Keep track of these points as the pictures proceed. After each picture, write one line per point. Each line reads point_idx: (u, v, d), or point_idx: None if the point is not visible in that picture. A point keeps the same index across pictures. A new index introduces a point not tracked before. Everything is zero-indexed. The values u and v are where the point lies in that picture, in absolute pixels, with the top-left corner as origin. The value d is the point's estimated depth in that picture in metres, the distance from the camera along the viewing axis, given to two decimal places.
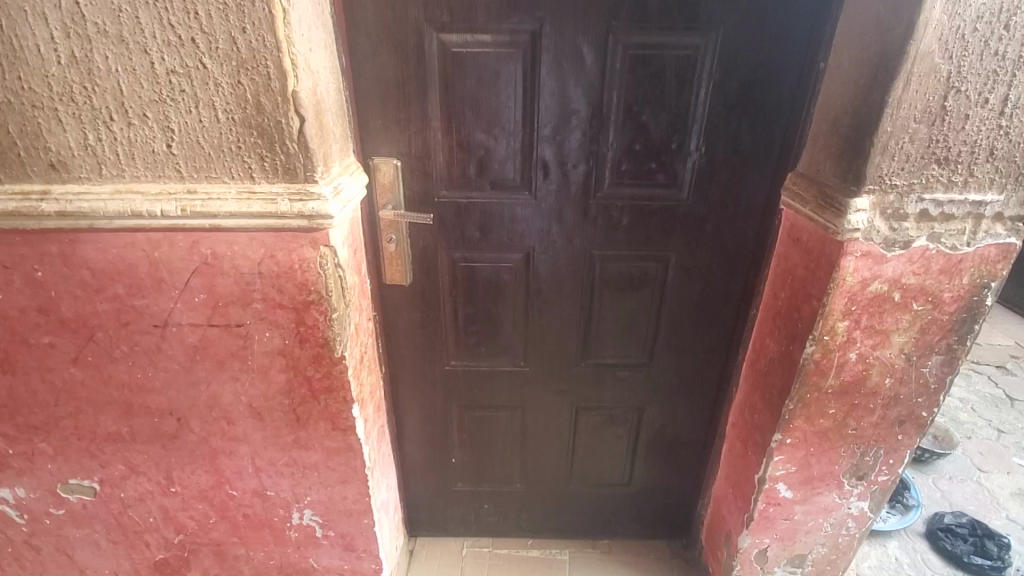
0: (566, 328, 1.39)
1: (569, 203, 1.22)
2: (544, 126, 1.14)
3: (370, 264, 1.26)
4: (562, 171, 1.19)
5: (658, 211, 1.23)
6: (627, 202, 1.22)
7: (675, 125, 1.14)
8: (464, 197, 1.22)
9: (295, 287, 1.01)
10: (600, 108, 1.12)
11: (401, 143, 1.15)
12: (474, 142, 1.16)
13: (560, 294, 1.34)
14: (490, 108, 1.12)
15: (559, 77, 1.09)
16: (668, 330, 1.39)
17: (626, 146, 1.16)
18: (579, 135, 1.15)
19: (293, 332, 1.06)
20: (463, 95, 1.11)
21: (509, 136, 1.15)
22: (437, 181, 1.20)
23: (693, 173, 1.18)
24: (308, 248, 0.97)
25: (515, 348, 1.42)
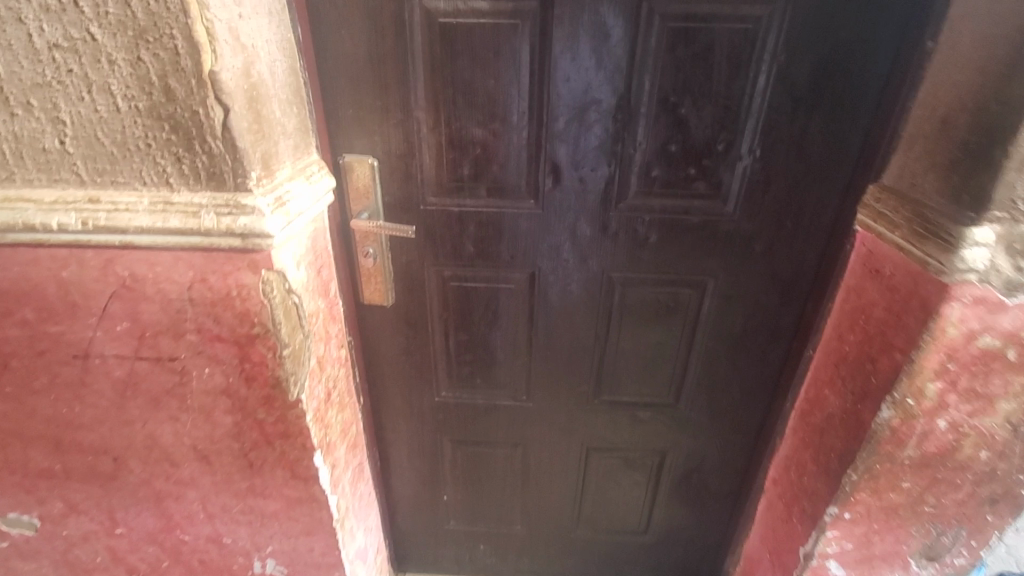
0: (577, 360, 1.17)
1: (584, 216, 0.99)
2: (555, 121, 0.91)
3: (344, 284, 1.05)
4: (576, 177, 0.96)
5: (695, 228, 0.99)
6: (657, 215, 0.98)
7: (722, 122, 0.89)
8: (455, 205, 1.00)
9: (234, 318, 0.81)
10: (626, 99, 0.89)
11: (378, 139, 0.94)
12: (467, 139, 0.93)
13: (571, 321, 1.12)
14: (487, 97, 0.89)
15: (575, 59, 0.86)
16: (700, 368, 1.16)
17: (658, 148, 0.92)
18: (599, 133, 0.92)
19: (236, 369, 0.86)
20: (453, 79, 0.88)
21: (511, 132, 0.92)
22: (422, 185, 0.98)
23: (742, 183, 0.94)
24: (246, 272, 0.77)
25: (516, 380, 1.21)
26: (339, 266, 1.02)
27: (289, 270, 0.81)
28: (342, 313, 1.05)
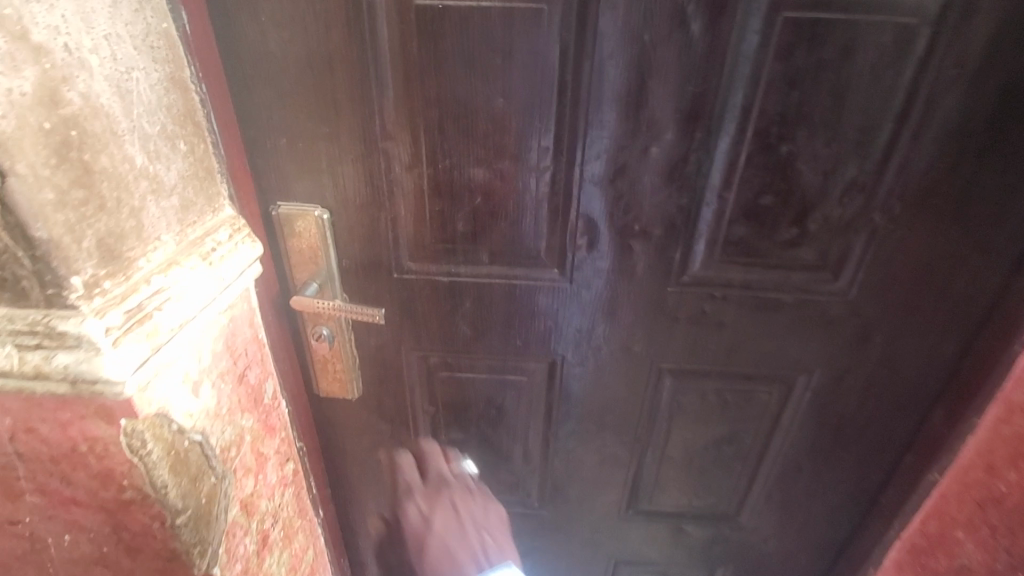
0: (609, 466, 0.87)
1: (629, 291, 0.69)
2: (594, 160, 0.60)
3: (286, 376, 0.74)
4: (621, 238, 0.65)
5: (789, 309, 0.69)
6: (735, 292, 0.68)
7: (845, 165, 0.60)
8: (444, 274, 0.69)
9: (91, 479, 0.51)
10: (704, 129, 0.58)
11: (328, 183, 0.63)
12: (461, 185, 0.62)
13: (603, 421, 0.82)
14: (492, 124, 0.58)
15: (631, 68, 0.55)
16: (773, 479, 0.86)
17: (747, 201, 0.62)
18: (660, 179, 0.61)
19: (110, 538, 0.57)
20: (439, 96, 0.57)
21: (527, 175, 0.61)
22: (396, 248, 0.67)
23: (864, 250, 0.65)
24: (96, 422, 0.47)
25: (526, 488, 0.91)
26: (277, 356, 0.70)
27: (171, 409, 0.51)
28: (287, 416, 0.74)
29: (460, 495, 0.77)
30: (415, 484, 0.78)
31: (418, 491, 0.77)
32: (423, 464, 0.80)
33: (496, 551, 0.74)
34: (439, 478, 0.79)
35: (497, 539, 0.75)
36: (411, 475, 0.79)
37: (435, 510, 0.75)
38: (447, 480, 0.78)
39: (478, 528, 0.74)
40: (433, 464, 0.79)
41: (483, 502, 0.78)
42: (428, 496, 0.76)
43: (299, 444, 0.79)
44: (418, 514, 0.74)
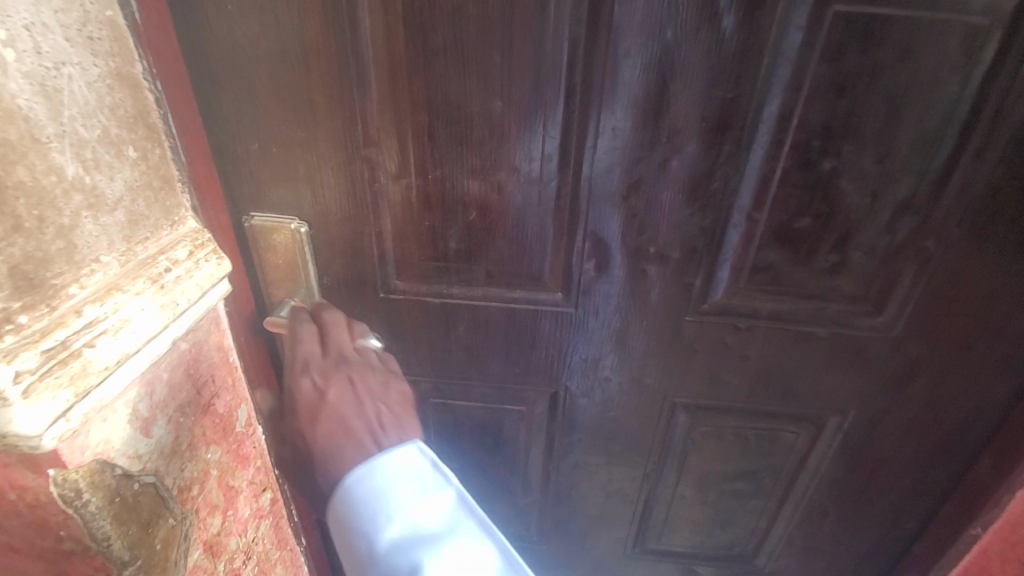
0: (614, 503, 0.80)
1: (641, 318, 0.62)
2: (606, 174, 0.53)
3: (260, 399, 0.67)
4: (634, 261, 0.58)
5: (822, 343, 0.61)
6: (762, 323, 0.60)
7: (895, 185, 0.51)
8: (435, 295, 0.62)
9: (25, 528, 0.45)
10: (733, 142, 0.50)
11: (306, 193, 0.56)
12: (454, 198, 0.55)
13: (609, 455, 0.75)
14: (489, 129, 0.51)
15: (650, 70, 0.48)
16: (795, 523, 0.79)
17: (779, 223, 0.54)
18: (680, 196, 0.53)
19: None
20: (428, 98, 0.50)
21: (529, 188, 0.54)
22: (382, 265, 0.60)
23: (911, 282, 0.57)
24: (24, 470, 0.41)
25: (523, 520, 0.84)
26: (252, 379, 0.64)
27: (112, 453, 0.45)
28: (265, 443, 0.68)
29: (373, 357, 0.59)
30: (311, 357, 0.56)
31: (315, 363, 0.56)
32: (320, 335, 0.58)
33: (393, 421, 0.55)
34: (337, 353, 0.57)
35: (399, 406, 0.57)
36: (308, 339, 0.57)
37: (333, 383, 0.55)
38: (347, 355, 0.58)
39: (376, 400, 0.56)
40: (333, 338, 0.58)
41: (391, 382, 0.58)
42: (324, 369, 0.56)
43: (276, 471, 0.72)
44: (313, 386, 0.55)
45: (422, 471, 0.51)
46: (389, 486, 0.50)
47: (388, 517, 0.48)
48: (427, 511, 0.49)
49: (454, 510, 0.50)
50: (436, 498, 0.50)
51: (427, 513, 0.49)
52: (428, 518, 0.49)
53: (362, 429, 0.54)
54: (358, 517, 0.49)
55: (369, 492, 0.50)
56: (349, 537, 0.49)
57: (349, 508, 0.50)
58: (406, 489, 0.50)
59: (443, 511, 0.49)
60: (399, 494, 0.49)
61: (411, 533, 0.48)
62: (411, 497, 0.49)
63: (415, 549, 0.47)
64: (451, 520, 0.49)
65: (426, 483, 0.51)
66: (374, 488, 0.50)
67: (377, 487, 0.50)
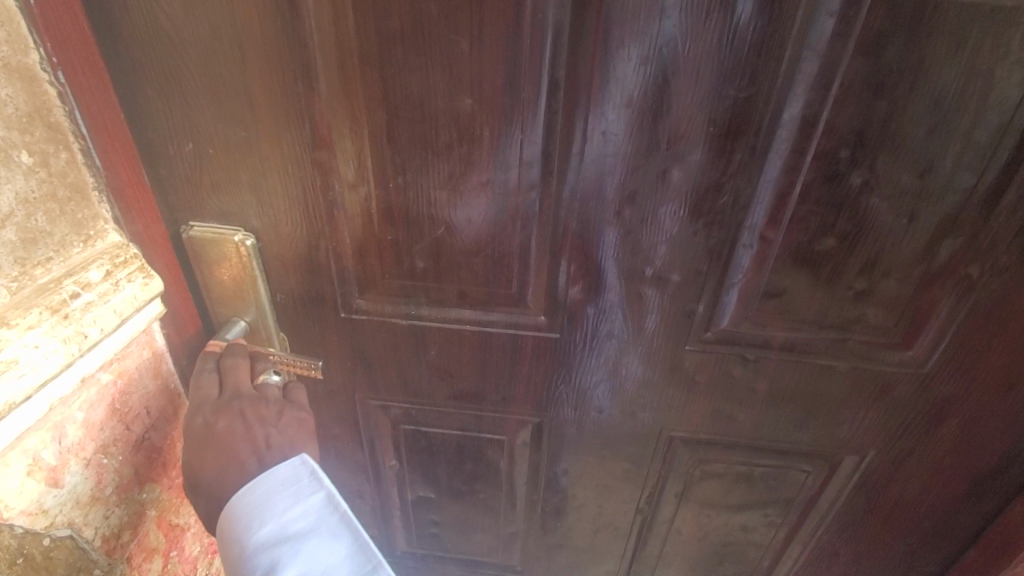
0: (605, 536, 0.74)
1: (635, 346, 0.55)
2: (596, 185, 0.45)
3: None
4: (628, 284, 0.50)
5: (841, 377, 0.54)
6: (775, 354, 0.53)
7: (938, 202, 0.44)
8: (401, 316, 0.55)
9: None
10: (747, 149, 0.42)
11: (253, 202, 0.49)
12: (420, 210, 0.48)
13: (599, 488, 0.68)
14: (459, 133, 0.43)
15: (648, 65, 0.40)
16: (802, 562, 0.72)
17: (799, 244, 0.46)
18: (683, 211, 0.46)
19: None
20: (386, 95, 0.42)
21: (506, 200, 0.47)
22: (343, 283, 0.53)
23: (948, 313, 0.49)
24: None
25: (507, 550, 0.78)
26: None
27: (7, 512, 0.39)
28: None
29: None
30: (207, 398, 0.49)
31: (209, 399, 0.48)
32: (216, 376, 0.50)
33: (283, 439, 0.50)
34: (238, 384, 0.50)
35: (295, 435, 0.51)
36: (203, 381, 0.49)
37: (222, 416, 0.48)
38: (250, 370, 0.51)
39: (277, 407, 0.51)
40: (231, 371, 0.50)
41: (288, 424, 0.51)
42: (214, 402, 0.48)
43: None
44: (202, 422, 0.48)
45: (296, 478, 0.48)
46: (258, 493, 0.47)
47: (256, 522, 0.46)
48: (294, 518, 0.46)
49: (323, 513, 0.47)
50: (306, 506, 0.47)
51: (295, 518, 0.46)
52: (295, 523, 0.46)
53: (247, 456, 0.48)
54: (227, 521, 0.46)
55: (238, 495, 0.47)
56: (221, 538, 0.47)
57: (222, 513, 0.47)
58: (278, 502, 0.47)
59: (311, 515, 0.47)
60: (270, 500, 0.47)
61: (277, 537, 0.46)
62: (280, 503, 0.47)
63: (277, 552, 0.45)
64: (317, 523, 0.47)
65: (299, 489, 0.48)
66: (245, 494, 0.46)
67: (246, 492, 0.47)
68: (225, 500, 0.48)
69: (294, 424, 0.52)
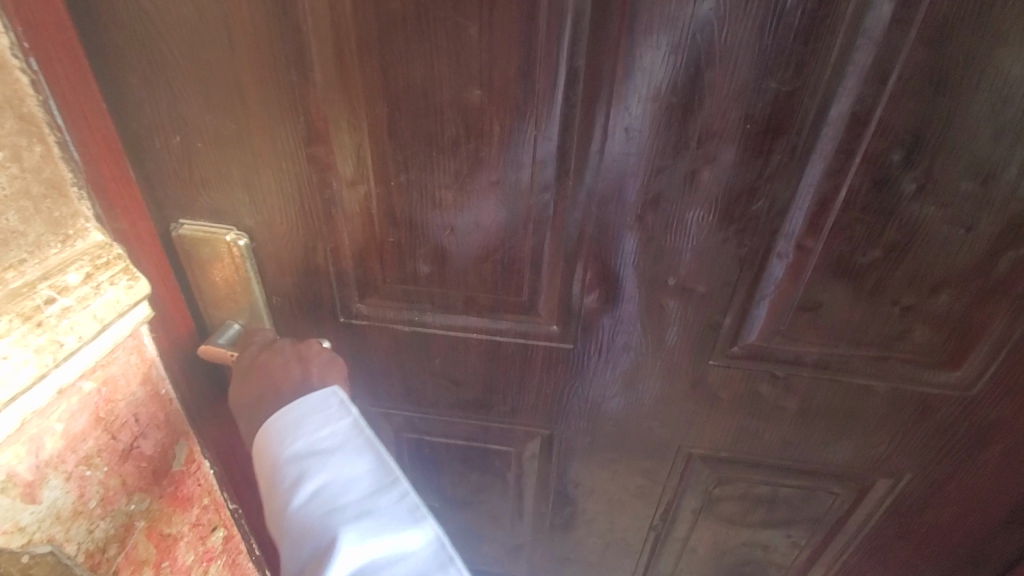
0: (615, 551, 0.70)
1: (654, 359, 0.51)
2: (616, 187, 0.41)
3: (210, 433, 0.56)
4: (648, 293, 0.46)
5: (879, 397, 0.50)
6: (807, 371, 0.49)
7: (1001, 211, 0.39)
8: (403, 322, 0.52)
9: None
10: (787, 148, 0.38)
11: (245, 200, 0.45)
12: (424, 210, 0.44)
13: (610, 503, 0.65)
14: (466, 128, 0.39)
15: (679, 54, 0.35)
16: None
17: (840, 254, 0.42)
18: (712, 217, 0.41)
19: None
20: (386, 85, 0.38)
21: (516, 202, 0.43)
22: (342, 286, 0.50)
23: (1003, 332, 0.44)
24: None
25: (513, 561, 0.75)
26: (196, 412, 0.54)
27: None
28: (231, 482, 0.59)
29: (282, 373, 0.48)
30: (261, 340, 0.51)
31: (258, 343, 0.51)
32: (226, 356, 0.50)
33: None
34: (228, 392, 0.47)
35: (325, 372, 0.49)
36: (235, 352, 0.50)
37: (266, 350, 0.49)
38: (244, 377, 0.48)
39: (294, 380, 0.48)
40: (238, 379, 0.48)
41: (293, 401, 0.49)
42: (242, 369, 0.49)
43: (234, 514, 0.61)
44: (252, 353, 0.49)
45: (324, 403, 0.46)
46: (287, 411, 0.45)
47: (286, 438, 0.45)
48: (320, 437, 0.44)
49: (348, 434, 0.45)
50: (333, 427, 0.45)
51: (322, 438, 0.44)
52: (321, 440, 0.44)
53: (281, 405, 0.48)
54: (262, 443, 0.45)
55: (271, 419, 0.46)
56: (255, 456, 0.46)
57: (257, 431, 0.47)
58: (307, 425, 0.45)
59: (337, 436, 0.44)
60: (300, 423, 0.45)
61: (304, 456, 0.44)
62: (308, 422, 0.45)
63: (304, 464, 0.43)
64: (342, 442, 0.44)
65: (327, 411, 0.46)
66: (277, 416, 0.45)
67: (278, 412, 0.46)
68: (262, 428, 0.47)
69: (329, 364, 0.50)
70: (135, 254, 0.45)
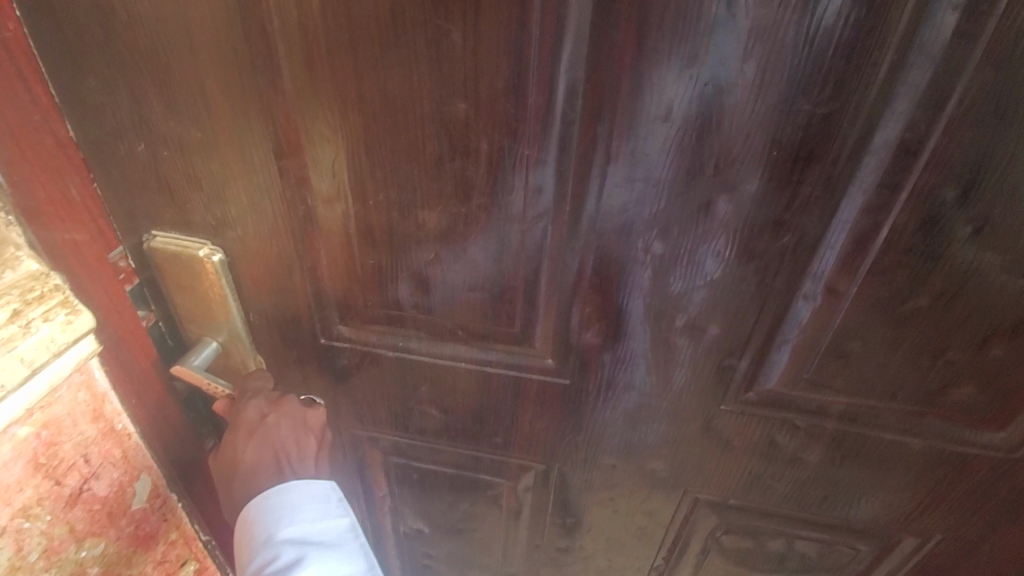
0: None
1: (659, 400, 0.46)
2: (620, 216, 0.36)
3: (179, 457, 0.52)
4: (653, 332, 0.42)
5: (912, 454, 0.44)
6: (832, 423, 0.44)
7: None
8: (387, 349, 0.48)
9: None
10: (821, 179, 0.33)
11: (217, 215, 0.42)
12: (405, 233, 0.40)
13: (608, 542, 0.61)
14: (450, 146, 0.35)
15: (695, 68, 0.30)
16: None
17: (877, 300, 0.36)
18: (729, 252, 0.36)
19: None
20: (361, 96, 0.34)
21: (507, 227, 0.38)
22: (321, 309, 0.46)
23: None
24: None
25: None
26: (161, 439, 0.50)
27: None
28: (207, 506, 0.55)
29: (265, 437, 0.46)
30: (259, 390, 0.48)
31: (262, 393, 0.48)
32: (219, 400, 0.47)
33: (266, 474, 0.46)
34: None
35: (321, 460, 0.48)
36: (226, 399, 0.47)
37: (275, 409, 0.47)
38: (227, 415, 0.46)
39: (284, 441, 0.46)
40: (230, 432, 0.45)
41: (264, 435, 0.46)
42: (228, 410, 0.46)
43: (210, 541, 0.57)
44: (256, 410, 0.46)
45: (325, 496, 0.47)
46: (292, 492, 0.45)
47: (285, 520, 0.44)
48: (319, 528, 0.45)
49: (345, 534, 0.46)
50: (332, 522, 0.46)
51: (320, 530, 0.45)
52: (319, 531, 0.45)
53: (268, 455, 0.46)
54: (255, 517, 0.44)
55: (268, 493, 0.45)
56: (239, 528, 0.45)
57: (251, 500, 0.45)
58: (308, 512, 0.45)
59: (335, 534, 0.45)
60: (300, 507, 0.45)
61: (301, 543, 0.43)
62: (310, 508, 0.45)
63: (302, 551, 0.43)
64: (338, 541, 0.45)
65: (327, 505, 0.46)
66: (279, 492, 0.45)
67: (279, 489, 0.45)
68: (252, 499, 0.45)
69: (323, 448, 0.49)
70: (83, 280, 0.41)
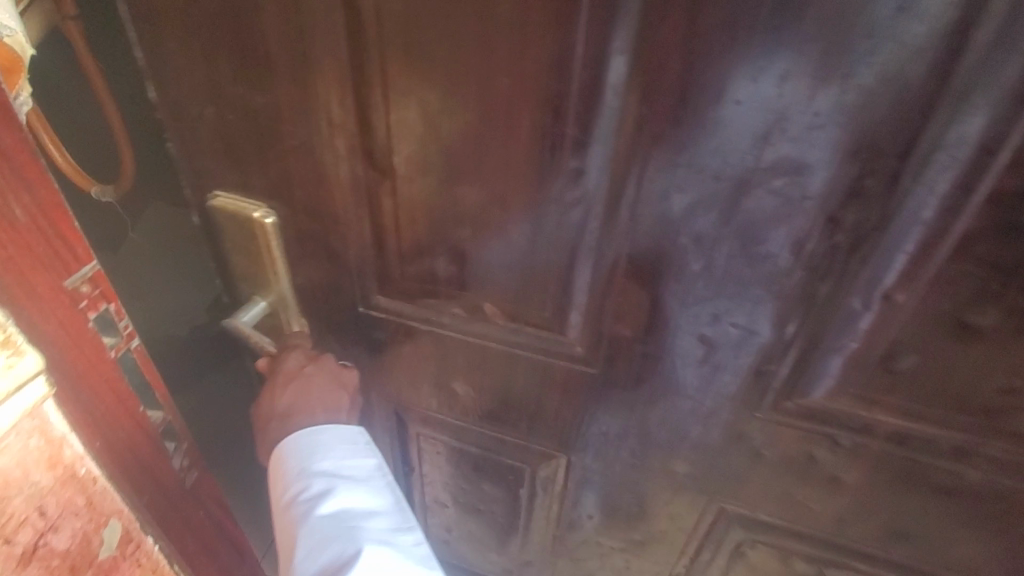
0: None
1: (689, 401, 0.44)
2: (660, 206, 0.35)
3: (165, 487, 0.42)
4: (687, 330, 0.40)
5: (967, 490, 0.40)
6: (877, 444, 0.41)
7: None
8: (420, 322, 0.49)
9: None
10: (884, 176, 0.30)
11: (273, 181, 0.44)
12: (445, 209, 0.40)
13: (626, 541, 0.59)
14: (493, 125, 0.35)
15: (750, 55, 0.29)
16: None
17: (939, 316, 0.33)
18: (773, 251, 0.35)
19: None
20: (411, 71, 0.35)
21: (544, 210, 0.38)
22: (361, 279, 0.48)
23: None
24: None
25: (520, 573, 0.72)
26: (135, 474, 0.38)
27: None
28: None
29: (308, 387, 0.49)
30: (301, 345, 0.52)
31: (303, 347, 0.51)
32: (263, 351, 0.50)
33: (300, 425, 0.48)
34: None
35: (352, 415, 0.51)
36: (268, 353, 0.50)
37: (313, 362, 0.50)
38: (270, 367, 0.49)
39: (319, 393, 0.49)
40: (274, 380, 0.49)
41: (301, 382, 0.49)
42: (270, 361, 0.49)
43: None
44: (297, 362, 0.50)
45: (353, 439, 0.48)
46: (321, 433, 0.48)
47: (316, 455, 0.46)
48: (347, 465, 0.47)
49: (373, 472, 0.47)
50: (360, 461, 0.47)
51: (349, 466, 0.46)
52: (348, 468, 0.47)
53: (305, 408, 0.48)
54: (288, 454, 0.47)
55: (299, 433, 0.47)
56: (274, 462, 0.48)
57: (285, 440, 0.48)
58: (337, 450, 0.47)
59: (363, 470, 0.47)
60: (330, 445, 0.47)
61: (331, 475, 0.46)
62: (339, 446, 0.47)
63: (332, 482, 0.45)
64: (367, 477, 0.47)
65: (356, 447, 0.48)
66: (310, 431, 0.47)
67: (310, 430, 0.47)
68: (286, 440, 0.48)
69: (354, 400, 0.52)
70: (29, 284, 0.29)
